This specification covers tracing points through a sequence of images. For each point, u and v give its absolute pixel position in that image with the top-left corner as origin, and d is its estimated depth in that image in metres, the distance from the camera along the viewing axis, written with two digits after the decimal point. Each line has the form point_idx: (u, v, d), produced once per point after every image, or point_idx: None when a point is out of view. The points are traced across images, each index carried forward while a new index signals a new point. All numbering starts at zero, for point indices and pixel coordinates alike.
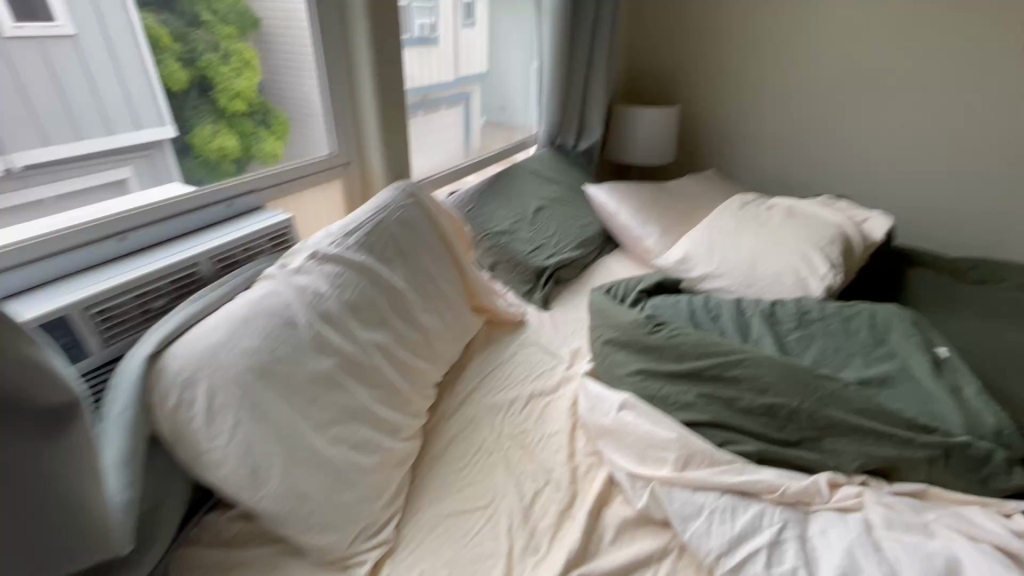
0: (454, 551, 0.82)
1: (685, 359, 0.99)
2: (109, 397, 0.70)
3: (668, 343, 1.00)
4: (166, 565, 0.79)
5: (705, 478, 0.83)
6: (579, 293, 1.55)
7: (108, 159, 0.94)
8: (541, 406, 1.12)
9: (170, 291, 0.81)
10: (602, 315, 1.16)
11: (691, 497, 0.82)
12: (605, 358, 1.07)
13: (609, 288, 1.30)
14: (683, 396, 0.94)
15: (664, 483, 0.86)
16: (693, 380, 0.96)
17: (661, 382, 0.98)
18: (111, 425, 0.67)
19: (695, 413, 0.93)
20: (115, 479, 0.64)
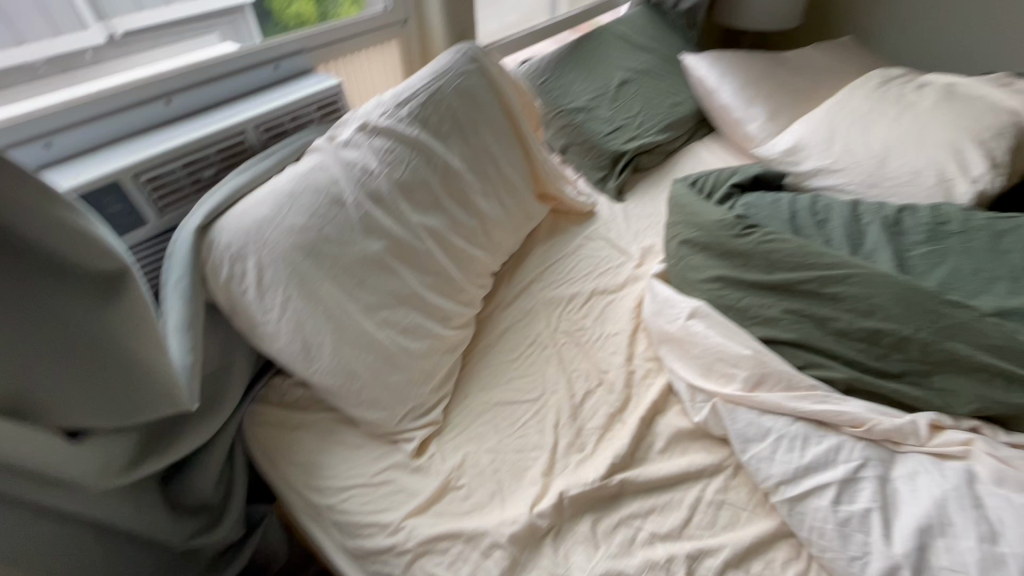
0: (499, 439, 0.83)
1: (775, 268, 0.85)
2: (167, 265, 0.71)
3: (758, 248, 0.86)
4: (242, 416, 0.87)
5: (777, 400, 0.75)
6: (659, 184, 1.38)
7: (197, 26, 0.98)
8: (601, 305, 1.05)
9: (219, 160, 0.78)
10: (682, 211, 1.01)
11: (758, 419, 0.75)
12: (679, 260, 0.95)
13: (695, 180, 1.13)
14: (766, 311, 0.82)
15: (728, 401, 0.79)
16: (781, 293, 0.83)
17: (743, 292, 0.86)
18: (171, 293, 0.69)
19: (777, 330, 0.81)
20: (177, 343, 0.68)
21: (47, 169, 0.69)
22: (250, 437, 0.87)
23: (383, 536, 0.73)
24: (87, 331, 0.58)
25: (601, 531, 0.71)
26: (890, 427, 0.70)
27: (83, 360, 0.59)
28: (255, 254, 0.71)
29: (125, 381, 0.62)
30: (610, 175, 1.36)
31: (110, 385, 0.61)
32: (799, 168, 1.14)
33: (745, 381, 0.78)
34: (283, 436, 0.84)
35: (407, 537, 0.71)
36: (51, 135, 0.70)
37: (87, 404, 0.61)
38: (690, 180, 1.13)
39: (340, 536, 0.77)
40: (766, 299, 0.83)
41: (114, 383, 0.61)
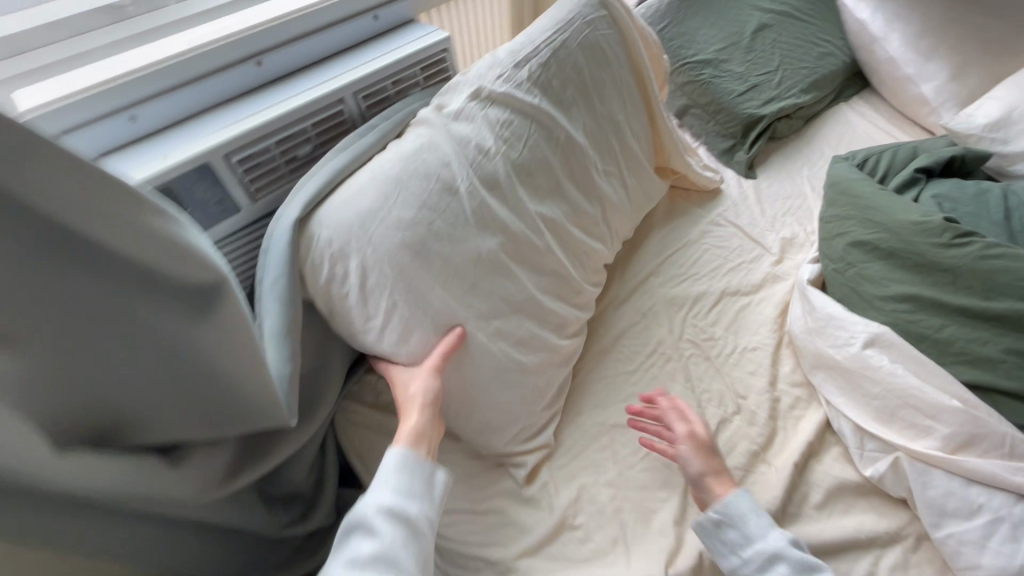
0: (619, 471, 0.72)
1: (997, 292, 0.65)
2: (262, 260, 0.62)
3: (973, 263, 0.66)
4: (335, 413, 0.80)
5: (993, 470, 0.59)
6: (799, 156, 1.16)
7: None
8: (733, 310, 0.89)
9: (316, 135, 0.66)
10: (852, 202, 0.81)
11: (964, 491, 0.60)
12: (848, 266, 0.77)
13: (863, 160, 0.91)
14: (978, 348, 0.64)
15: (918, 459, 0.63)
16: (1004, 326, 0.64)
17: (943, 319, 0.67)
18: (267, 293, 0.61)
19: (993, 374, 0.63)
20: (274, 353, 0.59)
21: (132, 147, 0.60)
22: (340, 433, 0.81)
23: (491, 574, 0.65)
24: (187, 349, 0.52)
25: None
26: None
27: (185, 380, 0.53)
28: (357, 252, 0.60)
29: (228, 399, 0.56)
30: (740, 146, 1.15)
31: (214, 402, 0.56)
32: (1008, 149, 0.89)
33: (947, 439, 0.62)
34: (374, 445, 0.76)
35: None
36: (134, 106, 0.60)
37: (182, 420, 0.54)
38: (856, 159, 0.91)
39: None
40: (980, 333, 0.65)
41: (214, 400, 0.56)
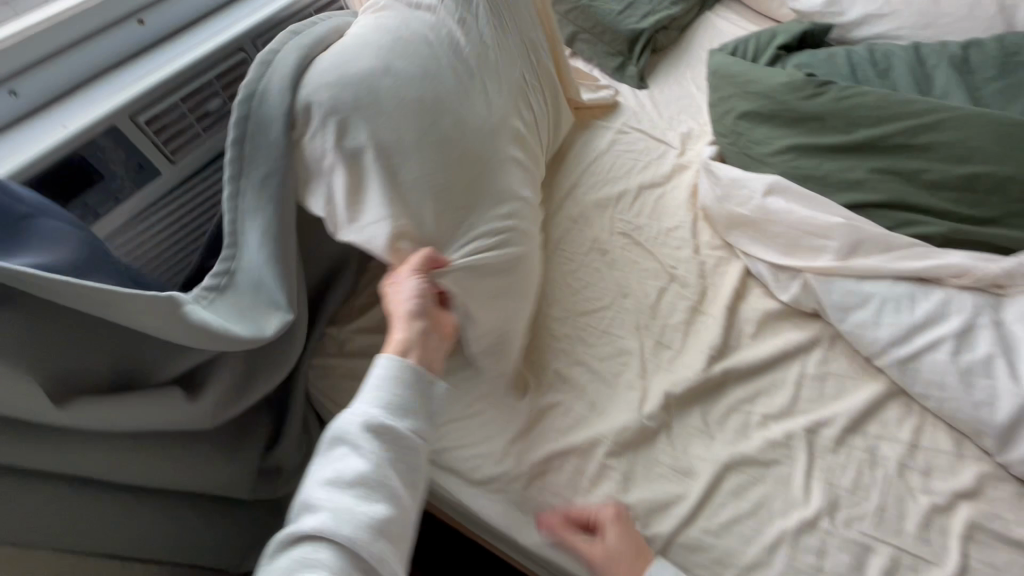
0: (583, 351, 0.79)
1: (856, 127, 0.78)
2: (247, 135, 0.57)
3: (833, 108, 0.79)
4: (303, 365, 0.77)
5: (875, 265, 0.72)
6: (681, 62, 1.26)
7: None
8: (653, 199, 0.99)
9: (223, 90, 0.65)
10: (733, 82, 0.91)
11: (858, 287, 0.72)
12: (739, 135, 0.87)
13: (734, 48, 1.02)
14: (849, 174, 0.77)
15: (821, 275, 0.75)
16: (865, 152, 0.77)
17: (820, 159, 0.79)
18: (254, 185, 0.56)
19: (863, 193, 0.76)
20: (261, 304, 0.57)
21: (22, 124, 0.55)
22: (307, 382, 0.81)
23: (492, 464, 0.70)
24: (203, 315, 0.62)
25: (713, 421, 0.70)
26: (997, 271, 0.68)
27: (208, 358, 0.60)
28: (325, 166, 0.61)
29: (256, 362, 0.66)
30: (628, 61, 1.24)
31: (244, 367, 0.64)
32: (843, 19, 1.03)
33: (839, 251, 0.74)
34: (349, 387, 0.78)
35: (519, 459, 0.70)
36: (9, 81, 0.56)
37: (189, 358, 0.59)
38: (729, 48, 1.02)
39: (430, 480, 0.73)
40: (849, 161, 0.77)
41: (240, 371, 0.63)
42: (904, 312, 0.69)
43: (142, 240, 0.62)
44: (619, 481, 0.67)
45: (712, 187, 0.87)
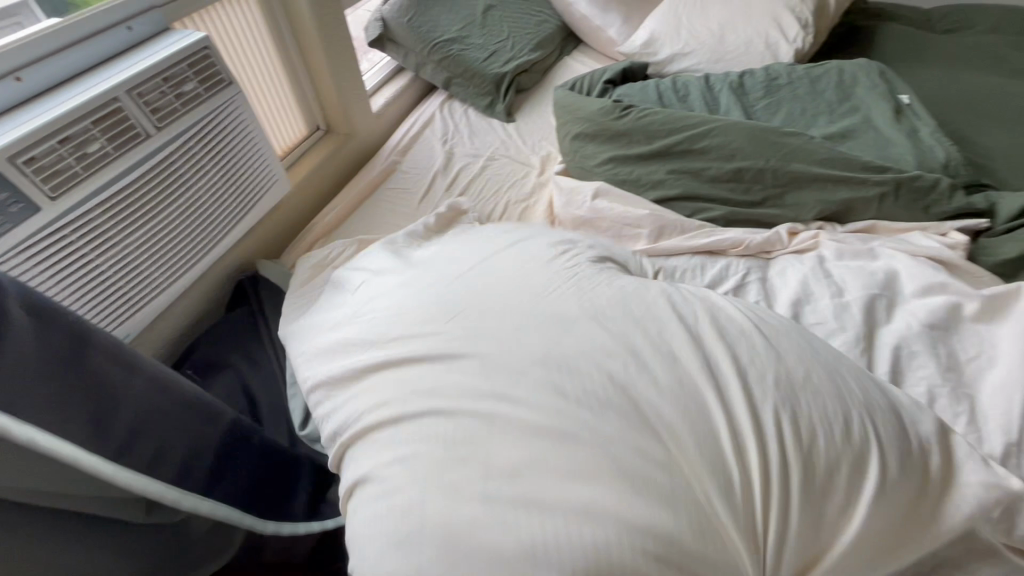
0: None
1: (654, 139, 0.98)
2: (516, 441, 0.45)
3: (635, 125, 0.98)
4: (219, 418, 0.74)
5: (675, 245, 0.89)
6: (543, 98, 1.47)
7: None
8: (518, 211, 1.14)
9: (103, 135, 0.74)
10: (568, 110, 1.11)
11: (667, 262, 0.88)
12: (576, 153, 1.06)
13: (573, 84, 1.22)
14: (653, 176, 0.96)
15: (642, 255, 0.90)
16: (663, 158, 0.96)
17: (632, 166, 0.98)
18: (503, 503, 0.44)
19: (664, 190, 0.95)
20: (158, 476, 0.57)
21: None
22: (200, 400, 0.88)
23: None
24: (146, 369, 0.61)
25: None
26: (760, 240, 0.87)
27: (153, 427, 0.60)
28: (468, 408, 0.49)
29: (203, 428, 0.66)
30: (497, 100, 1.42)
31: (191, 436, 0.64)
32: (657, 58, 1.27)
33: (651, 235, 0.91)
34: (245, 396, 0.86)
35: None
36: None
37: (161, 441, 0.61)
38: (569, 85, 1.22)
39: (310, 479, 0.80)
40: (652, 166, 0.97)
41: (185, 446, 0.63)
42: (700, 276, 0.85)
43: (25, 270, 0.68)
44: None
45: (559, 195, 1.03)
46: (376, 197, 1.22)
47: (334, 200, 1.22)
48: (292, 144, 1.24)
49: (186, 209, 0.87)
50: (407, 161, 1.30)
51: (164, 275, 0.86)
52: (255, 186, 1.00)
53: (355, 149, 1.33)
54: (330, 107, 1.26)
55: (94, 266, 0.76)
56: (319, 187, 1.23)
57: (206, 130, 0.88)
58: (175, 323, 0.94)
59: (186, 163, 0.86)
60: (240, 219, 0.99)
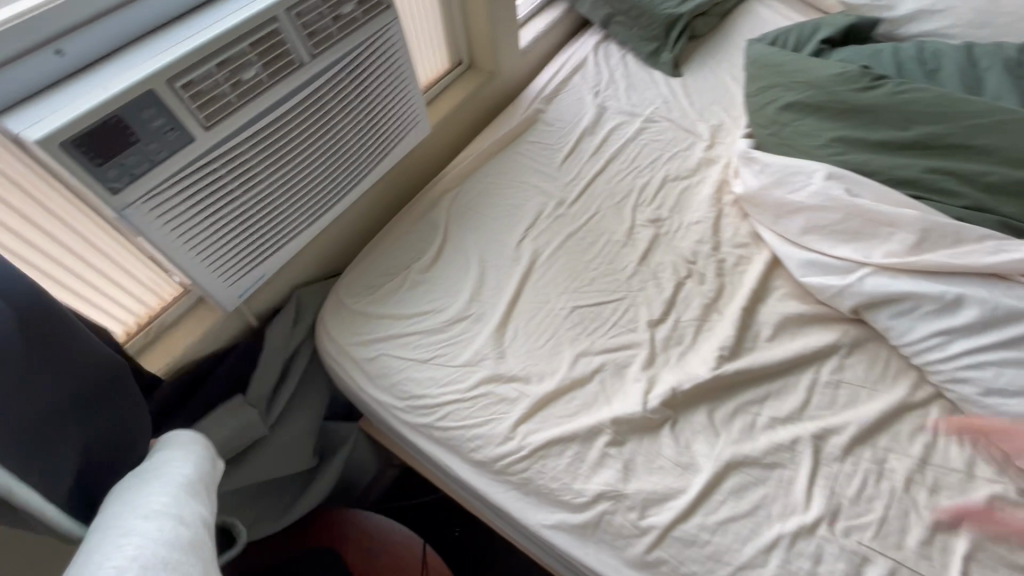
0: (592, 341, 0.80)
1: (910, 124, 0.77)
2: None
3: (886, 103, 0.79)
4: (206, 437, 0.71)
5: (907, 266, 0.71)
6: (717, 51, 1.23)
7: None
8: (677, 191, 0.97)
9: (259, 60, 0.66)
10: (778, 72, 0.90)
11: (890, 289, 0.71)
12: (782, 126, 0.86)
13: (773, 40, 0.98)
14: (902, 171, 0.75)
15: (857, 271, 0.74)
16: (918, 151, 0.76)
17: (868, 153, 0.79)
18: None
19: (919, 189, 0.75)
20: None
21: (69, 80, 0.58)
22: (324, 353, 0.86)
23: (496, 445, 0.73)
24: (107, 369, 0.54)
25: (719, 420, 0.71)
26: (1021, 303, 0.64)
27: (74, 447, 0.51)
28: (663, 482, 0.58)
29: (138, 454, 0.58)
30: (665, 47, 1.21)
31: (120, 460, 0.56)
32: (893, 15, 0.99)
33: (875, 261, 0.73)
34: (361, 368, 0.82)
35: (518, 439, 0.72)
36: (59, 40, 0.57)
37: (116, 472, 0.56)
38: (769, 39, 0.99)
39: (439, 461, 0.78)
40: (898, 158, 0.77)
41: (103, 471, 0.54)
42: (918, 326, 0.69)
43: (177, 205, 0.64)
44: (618, 470, 0.68)
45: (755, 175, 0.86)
46: (513, 148, 1.08)
47: (470, 147, 1.11)
48: (435, 79, 1.13)
49: (327, 149, 0.80)
50: (552, 111, 1.14)
51: (301, 217, 0.82)
52: (396, 126, 0.91)
53: (496, 91, 1.20)
54: (478, 39, 1.11)
55: (238, 206, 0.71)
56: (455, 130, 1.13)
57: (358, 62, 0.78)
58: (305, 265, 0.91)
59: (336, 98, 0.77)
60: (378, 162, 0.91)
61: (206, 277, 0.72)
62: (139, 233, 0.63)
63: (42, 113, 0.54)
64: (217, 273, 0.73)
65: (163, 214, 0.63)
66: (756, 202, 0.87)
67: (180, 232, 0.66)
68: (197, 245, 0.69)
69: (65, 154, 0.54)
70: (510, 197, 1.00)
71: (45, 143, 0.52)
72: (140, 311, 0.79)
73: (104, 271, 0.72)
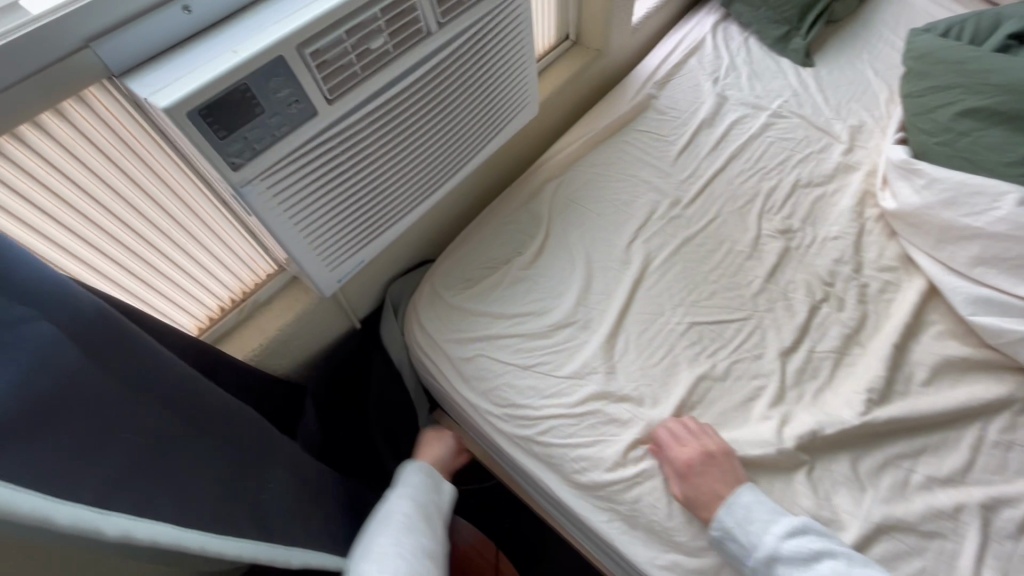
0: (712, 363, 0.72)
1: None
2: None
3: None
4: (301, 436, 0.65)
5: None
6: (858, 37, 1.09)
7: None
8: (810, 199, 0.87)
9: (389, 28, 0.59)
10: (960, 70, 0.78)
11: None
12: (958, 136, 0.75)
13: (945, 31, 0.85)
14: None
15: None
16: None
17: None
18: None
19: None
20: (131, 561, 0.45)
21: (193, 40, 0.53)
22: (413, 343, 0.82)
23: (604, 471, 0.66)
24: (180, 378, 0.48)
25: (864, 472, 0.64)
26: None
27: (181, 470, 0.45)
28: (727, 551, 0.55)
29: (233, 452, 0.52)
30: (796, 31, 1.07)
31: (225, 475, 0.50)
32: None
33: None
34: (448, 365, 0.79)
35: (631, 466, 0.66)
36: None
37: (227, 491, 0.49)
38: (940, 29, 0.86)
39: (531, 478, 0.73)
40: None
41: (216, 489, 0.48)
42: None
43: (292, 185, 0.59)
44: None
45: (919, 191, 0.76)
46: (622, 136, 0.99)
47: (573, 132, 1.02)
48: (539, 56, 1.04)
49: (439, 129, 0.73)
50: (664, 97, 1.04)
51: (404, 202, 0.76)
52: (506, 107, 0.84)
53: (601, 71, 1.10)
54: (590, 13, 1.01)
55: (349, 187, 0.66)
56: (556, 113, 1.04)
57: (483, 32, 0.70)
58: (399, 248, 0.86)
59: (456, 73, 0.70)
60: (484, 145, 0.84)
61: (311, 261, 0.68)
62: (254, 212, 0.58)
63: (167, 77, 0.49)
64: (321, 257, 0.69)
65: (279, 194, 0.59)
66: (912, 222, 0.77)
67: (292, 213, 0.61)
68: (306, 227, 0.64)
69: (190, 125, 0.48)
70: (619, 192, 0.91)
71: (171, 111, 0.46)
72: (234, 286, 0.75)
73: (206, 245, 0.68)
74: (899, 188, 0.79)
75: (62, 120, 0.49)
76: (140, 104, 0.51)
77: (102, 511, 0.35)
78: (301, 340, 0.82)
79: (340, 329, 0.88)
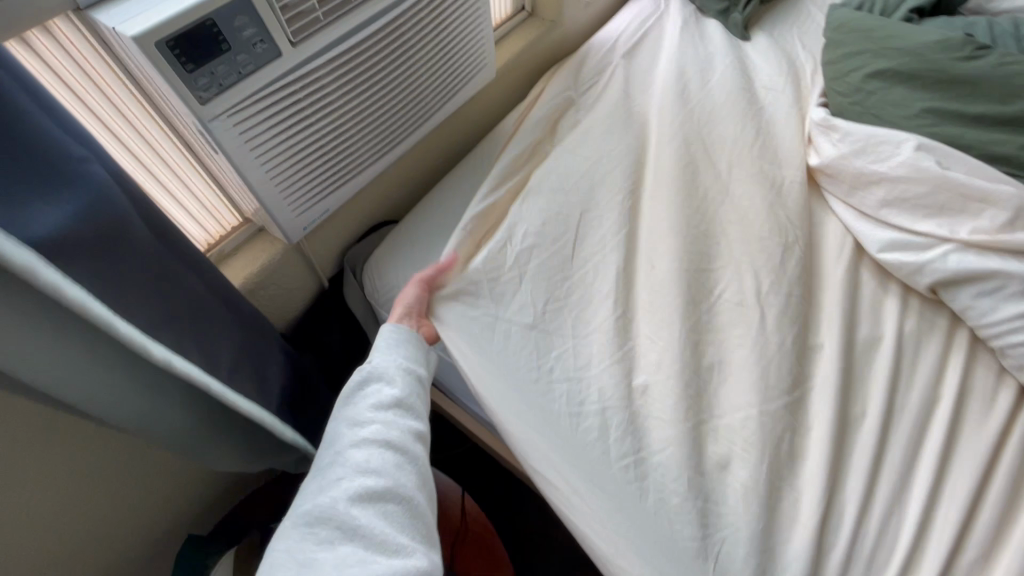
0: (653, 301, 0.78)
1: (1010, 99, 0.75)
2: None
3: (990, 73, 0.76)
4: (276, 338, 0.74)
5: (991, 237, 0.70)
6: (790, 15, 1.18)
7: None
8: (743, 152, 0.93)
9: None
10: (867, 37, 0.87)
11: (975, 262, 0.70)
12: (867, 95, 0.84)
13: (859, 5, 0.95)
14: (996, 146, 0.74)
15: (939, 246, 0.73)
16: (1014, 125, 0.75)
17: (960, 127, 0.77)
18: None
19: (1005, 167, 0.74)
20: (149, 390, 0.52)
21: None
22: (381, 259, 0.89)
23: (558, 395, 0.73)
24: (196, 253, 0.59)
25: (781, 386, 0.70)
26: None
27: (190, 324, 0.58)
28: (663, 503, 0.65)
29: (229, 325, 0.64)
30: (735, 8, 1.16)
31: (203, 333, 0.60)
32: None
33: (959, 237, 0.72)
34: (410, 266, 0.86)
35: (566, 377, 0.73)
36: None
37: (200, 346, 0.59)
38: (854, 4, 0.96)
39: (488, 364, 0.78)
40: (992, 133, 0.75)
41: (211, 344, 0.60)
42: (993, 308, 0.69)
43: (257, 124, 0.62)
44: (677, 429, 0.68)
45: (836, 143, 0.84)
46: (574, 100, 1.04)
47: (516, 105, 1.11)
48: (497, 25, 1.09)
49: (399, 82, 0.77)
50: (614, 66, 1.10)
51: (367, 152, 0.80)
52: (464, 66, 0.88)
53: (555, 41, 1.15)
54: None
55: (311, 131, 0.69)
56: (511, 80, 1.09)
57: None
58: (362, 203, 0.89)
59: (414, 27, 0.74)
60: (443, 103, 0.88)
61: (277, 204, 0.71)
62: (221, 149, 0.61)
63: (132, 12, 0.51)
64: (287, 201, 0.72)
65: (244, 132, 0.61)
66: (829, 174, 0.85)
67: (258, 153, 0.64)
68: (270, 169, 0.67)
69: (158, 55, 0.51)
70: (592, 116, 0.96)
71: (140, 40, 0.49)
72: (200, 235, 0.77)
73: (173, 189, 0.70)
74: (819, 142, 0.87)
75: (27, 49, 0.51)
76: (106, 39, 0.53)
77: (16, 248, 0.37)
78: (270, 293, 0.84)
79: (308, 285, 0.90)
